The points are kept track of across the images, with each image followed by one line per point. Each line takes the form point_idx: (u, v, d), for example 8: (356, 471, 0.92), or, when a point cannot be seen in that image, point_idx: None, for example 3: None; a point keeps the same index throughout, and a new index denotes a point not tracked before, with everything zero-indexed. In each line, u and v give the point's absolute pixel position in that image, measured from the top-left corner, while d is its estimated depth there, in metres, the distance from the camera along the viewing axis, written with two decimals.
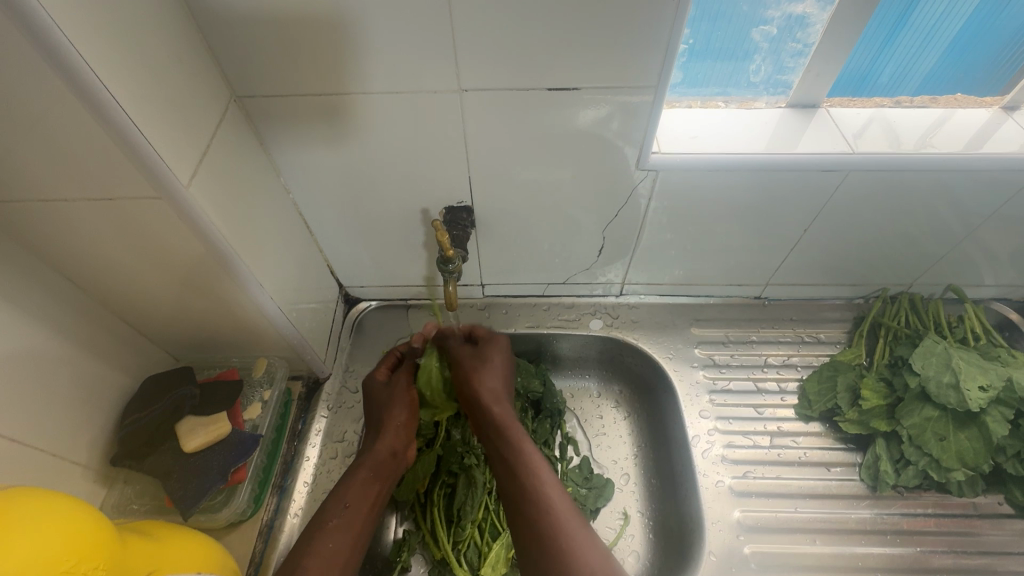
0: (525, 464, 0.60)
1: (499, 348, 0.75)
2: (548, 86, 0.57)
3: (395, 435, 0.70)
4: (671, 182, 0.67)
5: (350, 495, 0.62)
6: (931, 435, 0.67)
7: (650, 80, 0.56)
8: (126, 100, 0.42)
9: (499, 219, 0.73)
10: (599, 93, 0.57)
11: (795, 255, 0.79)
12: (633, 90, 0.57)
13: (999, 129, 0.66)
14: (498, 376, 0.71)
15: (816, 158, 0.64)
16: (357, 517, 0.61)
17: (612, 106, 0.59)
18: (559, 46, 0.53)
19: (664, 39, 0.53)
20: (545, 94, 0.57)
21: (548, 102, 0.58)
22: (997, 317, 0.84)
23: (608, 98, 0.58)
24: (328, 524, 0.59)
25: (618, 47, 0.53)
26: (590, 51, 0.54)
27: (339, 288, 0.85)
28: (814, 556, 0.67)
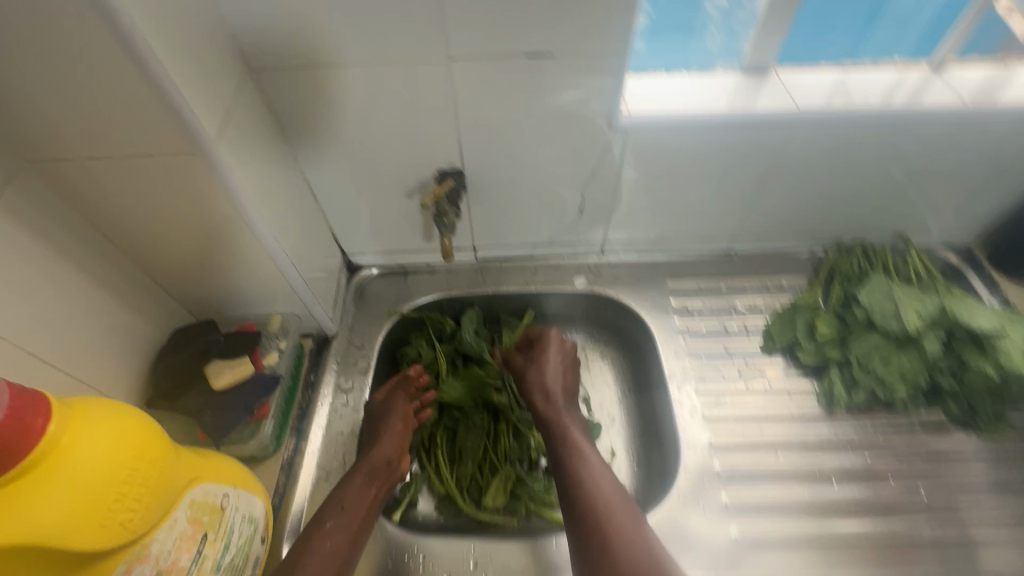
0: (605, 501, 0.63)
1: (553, 342, 0.84)
2: (528, 53, 0.63)
3: (391, 441, 0.73)
4: (637, 143, 0.74)
5: (347, 499, 0.66)
6: (878, 357, 0.74)
7: (616, 47, 0.63)
8: (167, 64, 0.48)
9: (488, 183, 0.80)
10: (574, 60, 0.64)
11: (755, 209, 0.87)
12: (603, 57, 0.64)
13: (928, 91, 0.75)
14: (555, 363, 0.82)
15: (766, 115, 0.72)
16: (354, 522, 0.65)
17: (587, 69, 0.65)
18: (536, 15, 0.59)
19: (629, 10, 0.59)
20: (525, 63, 0.64)
21: (528, 70, 0.65)
22: (942, 262, 0.94)
23: (581, 65, 0.64)
24: (325, 526, 0.63)
25: (589, 17, 0.60)
26: (563, 20, 0.60)
27: (342, 255, 0.92)
28: (777, 469, 0.75)
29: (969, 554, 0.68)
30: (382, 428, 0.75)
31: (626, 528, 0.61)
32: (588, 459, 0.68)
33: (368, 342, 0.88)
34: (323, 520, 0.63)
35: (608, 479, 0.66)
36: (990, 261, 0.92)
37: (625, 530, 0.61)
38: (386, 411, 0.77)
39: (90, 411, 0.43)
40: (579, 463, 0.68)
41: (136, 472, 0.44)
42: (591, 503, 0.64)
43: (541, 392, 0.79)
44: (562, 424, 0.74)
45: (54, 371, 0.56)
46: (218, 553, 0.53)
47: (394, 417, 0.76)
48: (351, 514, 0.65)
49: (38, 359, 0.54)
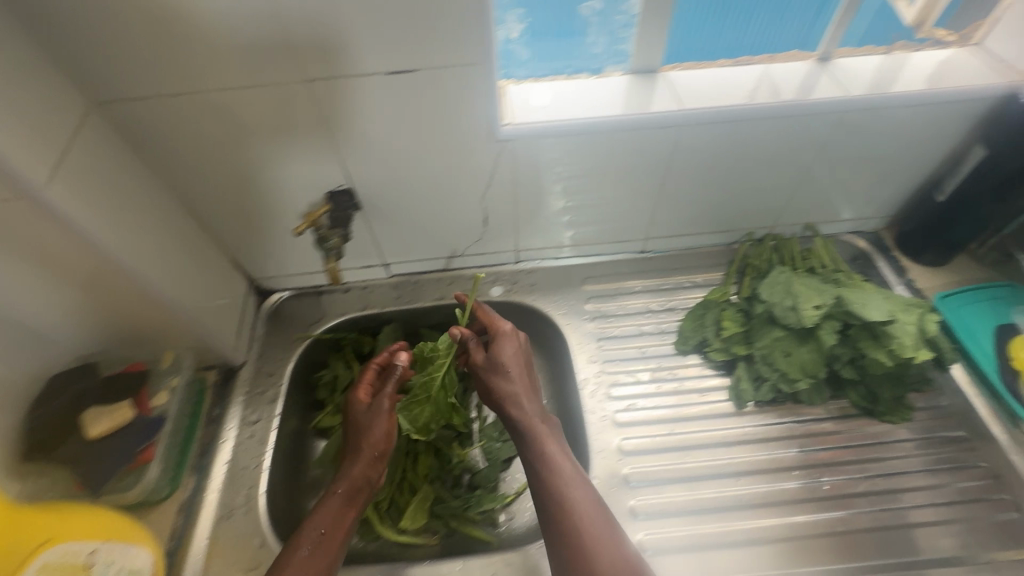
0: (590, 522, 0.60)
1: (511, 341, 0.74)
2: (388, 70, 0.62)
3: (372, 463, 0.71)
4: (523, 151, 0.74)
5: (324, 523, 0.65)
6: (779, 352, 0.75)
7: (477, 57, 0.61)
8: None
9: (381, 200, 0.78)
10: (436, 71, 0.62)
11: (661, 209, 0.87)
12: (469, 68, 0.62)
13: (811, 81, 0.75)
14: (518, 367, 0.72)
15: (650, 117, 0.72)
16: (331, 547, 0.64)
17: (452, 81, 0.63)
18: (389, 30, 0.58)
19: (480, 20, 0.58)
20: (388, 79, 0.62)
21: (393, 86, 0.63)
22: (850, 248, 0.95)
23: (445, 76, 0.63)
24: (297, 553, 0.62)
25: (441, 28, 0.58)
26: (415, 33, 0.58)
27: (249, 281, 0.90)
28: (688, 470, 0.74)
29: (878, 540, 0.69)
30: (364, 442, 0.72)
31: (610, 551, 0.59)
32: (566, 469, 0.64)
33: (278, 369, 0.86)
34: (299, 546, 0.63)
35: (586, 493, 0.63)
36: (897, 244, 0.94)
37: (609, 554, 0.58)
38: (370, 423, 0.74)
39: None
40: (553, 486, 0.63)
41: None
42: (574, 520, 0.60)
43: (512, 400, 0.70)
44: (540, 433, 0.67)
45: None
46: None
47: (375, 430, 0.73)
48: (326, 543, 0.64)
49: None
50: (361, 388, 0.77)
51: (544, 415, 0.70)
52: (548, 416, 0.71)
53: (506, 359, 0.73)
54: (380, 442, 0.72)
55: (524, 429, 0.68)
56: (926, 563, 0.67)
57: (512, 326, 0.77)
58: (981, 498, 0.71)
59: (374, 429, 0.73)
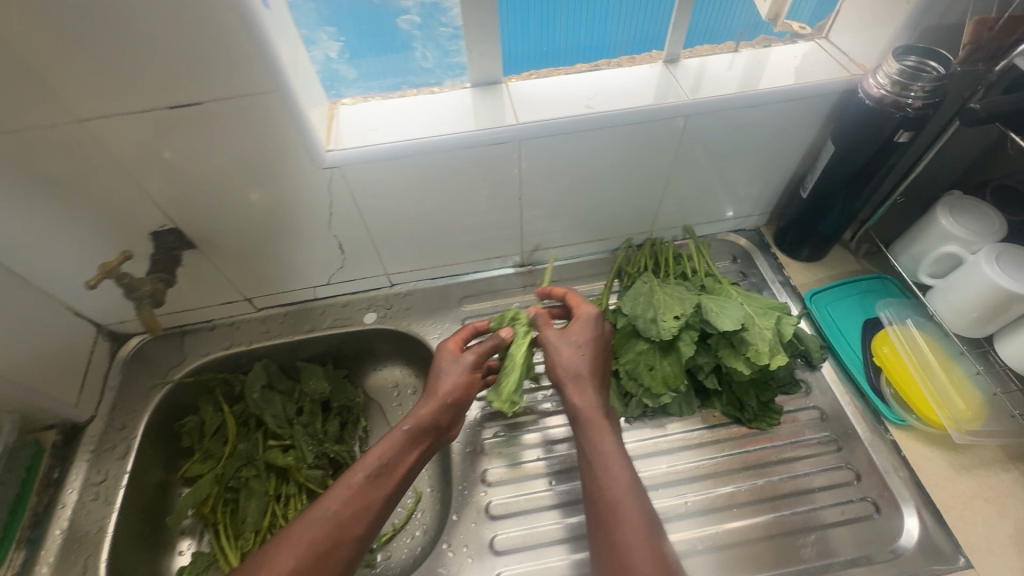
0: (618, 516, 0.57)
1: (584, 329, 0.68)
2: (170, 104, 0.56)
3: (446, 409, 0.68)
4: (357, 176, 0.69)
5: (358, 477, 0.62)
6: (643, 366, 0.73)
7: (267, 85, 0.57)
8: None
9: (216, 236, 0.73)
10: (225, 102, 0.57)
11: (530, 222, 0.84)
12: (261, 96, 0.57)
13: (655, 83, 0.73)
14: (575, 348, 0.67)
15: (487, 132, 0.68)
16: (348, 522, 0.60)
17: (248, 111, 0.59)
18: (151, 62, 0.53)
19: (255, 46, 0.53)
20: (170, 113, 0.57)
21: (180, 120, 0.58)
22: (731, 247, 0.94)
23: (238, 106, 0.58)
24: (310, 516, 0.59)
25: (215, 58, 0.53)
26: (186, 64, 0.53)
27: (99, 328, 0.83)
28: (551, 497, 0.70)
29: (748, 552, 0.66)
30: (432, 387, 0.69)
31: (633, 547, 0.54)
32: (604, 468, 0.60)
33: (131, 421, 0.80)
34: (332, 499, 0.61)
35: (634, 495, 0.58)
36: (775, 240, 0.93)
37: (630, 550, 0.54)
38: (448, 371, 0.69)
39: None
40: (596, 475, 0.60)
41: None
42: (606, 509, 0.58)
43: (575, 380, 0.65)
44: (592, 422, 0.63)
45: None
46: None
47: (454, 377, 0.69)
48: (344, 513, 0.60)
49: None
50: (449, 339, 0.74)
51: (600, 405, 0.65)
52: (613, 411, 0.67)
53: (579, 339, 0.68)
54: (455, 387, 0.68)
55: (574, 414, 0.64)
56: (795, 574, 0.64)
57: (585, 307, 0.71)
58: (850, 499, 0.68)
59: (441, 377, 0.69)
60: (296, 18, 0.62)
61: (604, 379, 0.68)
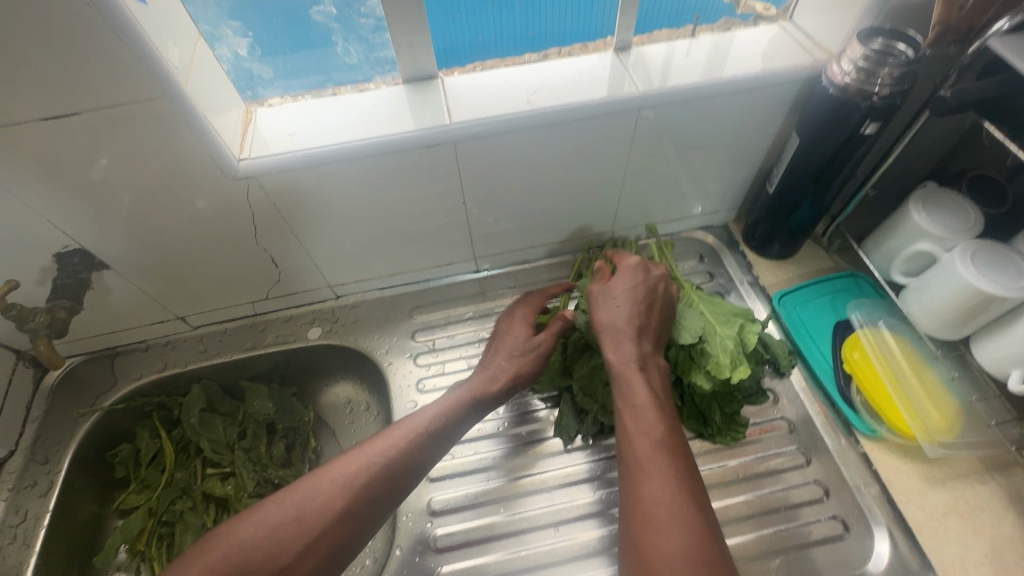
0: (645, 484, 0.50)
1: (622, 281, 0.64)
2: (45, 116, 0.50)
3: (492, 355, 0.68)
4: (278, 185, 0.63)
5: (360, 452, 0.58)
6: (597, 382, 0.68)
7: (154, 92, 0.51)
8: None
9: (129, 254, 0.67)
10: (108, 112, 0.51)
11: (481, 227, 0.79)
12: (150, 104, 0.52)
13: (603, 74, 0.67)
14: (623, 303, 0.62)
15: (418, 134, 0.62)
16: (337, 496, 0.55)
17: (137, 120, 0.53)
18: (10, 70, 0.47)
19: (130, 48, 0.47)
20: (45, 126, 0.51)
21: (58, 132, 0.52)
22: (699, 245, 0.89)
23: (124, 115, 0.52)
24: (310, 483, 0.56)
25: (86, 63, 0.47)
26: (55, 70, 0.47)
27: (19, 356, 0.76)
28: (503, 526, 0.66)
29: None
30: (498, 338, 0.70)
31: (657, 517, 0.48)
32: (634, 420, 0.54)
33: (55, 454, 0.74)
34: (336, 466, 0.57)
35: (661, 455, 0.51)
36: (744, 237, 0.87)
37: (653, 522, 0.47)
38: (506, 329, 0.70)
39: None
40: (626, 439, 0.54)
41: None
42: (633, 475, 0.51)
43: (612, 338, 0.60)
44: (626, 378, 0.57)
45: None
46: None
47: (514, 333, 0.69)
48: (340, 486, 0.55)
49: None
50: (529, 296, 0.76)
51: (643, 361, 0.58)
52: (655, 358, 0.60)
53: (617, 291, 0.63)
54: (514, 339, 0.68)
55: (614, 369, 0.58)
56: None
57: (635, 261, 0.66)
58: (817, 518, 0.64)
59: (511, 332, 0.69)
60: (193, 12, 0.56)
61: (657, 336, 0.62)
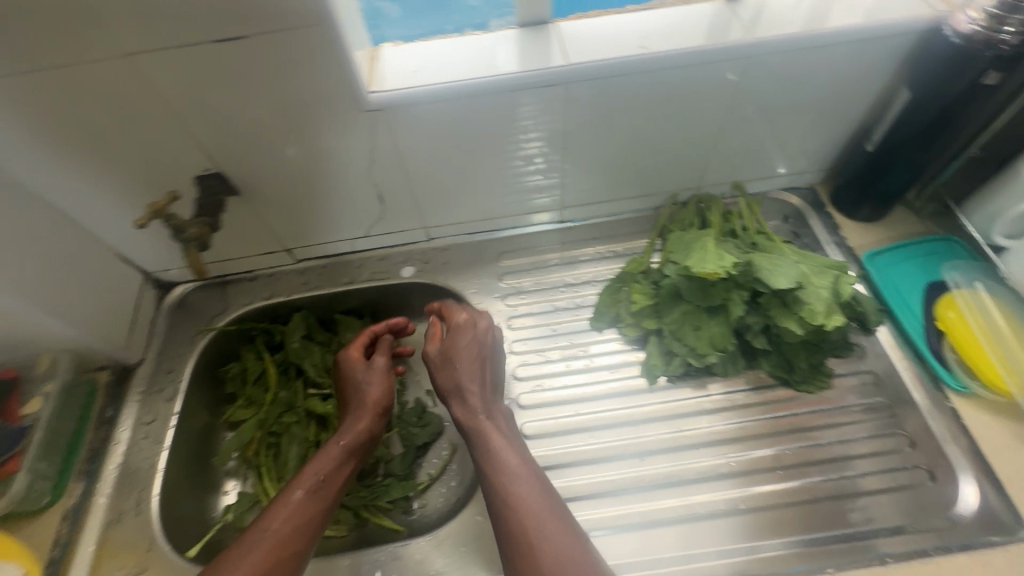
0: (537, 518, 0.57)
1: (466, 332, 0.71)
2: (214, 39, 0.55)
3: (359, 416, 0.72)
4: (401, 119, 0.67)
5: (309, 479, 0.65)
6: (688, 327, 0.71)
7: (313, 18, 0.55)
8: None
9: (257, 182, 0.73)
10: (269, 38, 0.56)
11: (573, 176, 0.82)
12: (306, 30, 0.56)
13: (716, 21, 0.68)
14: (467, 362, 0.70)
15: (536, 73, 0.65)
16: (298, 510, 0.62)
17: (293, 48, 0.57)
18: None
19: None
20: (216, 47, 0.56)
21: (224, 55, 0.57)
22: (783, 207, 0.89)
23: (282, 42, 0.57)
24: (280, 505, 0.62)
25: None
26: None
27: (144, 275, 0.85)
28: (589, 451, 0.70)
29: (796, 514, 0.64)
30: (359, 399, 0.74)
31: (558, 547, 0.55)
32: (517, 461, 0.62)
33: (177, 365, 0.82)
34: (295, 489, 0.64)
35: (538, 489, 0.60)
36: (832, 200, 0.87)
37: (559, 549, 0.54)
38: (368, 380, 0.75)
39: None
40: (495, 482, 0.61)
41: None
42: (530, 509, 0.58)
43: (460, 394, 0.68)
44: (485, 434, 0.65)
45: None
46: None
47: (375, 386, 0.75)
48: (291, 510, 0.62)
49: None
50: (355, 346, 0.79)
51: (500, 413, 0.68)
52: (499, 406, 0.69)
53: (460, 352, 0.70)
54: (376, 393, 0.74)
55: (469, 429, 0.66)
56: (844, 538, 0.62)
57: (466, 314, 0.74)
58: (904, 466, 0.66)
59: (368, 387, 0.74)
60: None
61: (498, 383, 0.71)
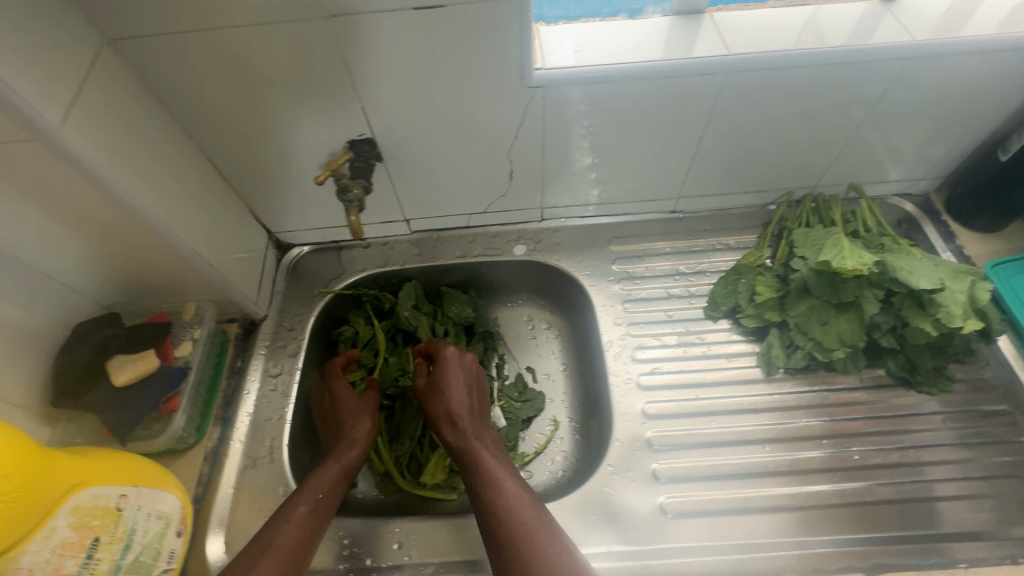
0: (532, 536, 0.59)
1: (454, 366, 0.76)
2: (414, 6, 0.57)
3: (359, 444, 0.73)
4: (558, 97, 0.68)
5: (322, 487, 0.66)
6: (815, 321, 0.72)
7: None
8: None
9: (403, 150, 0.75)
10: (465, 9, 0.57)
11: (698, 166, 0.83)
12: (501, 3, 0.57)
13: (876, 21, 0.68)
14: (456, 389, 0.74)
15: (698, 60, 0.66)
16: (316, 514, 0.63)
17: (483, 20, 0.59)
18: None
19: None
20: (414, 15, 0.58)
21: (418, 22, 0.58)
22: (896, 212, 0.90)
23: (476, 13, 0.58)
24: (294, 510, 0.62)
25: None
26: None
27: (268, 234, 0.88)
28: (711, 436, 0.72)
29: (922, 511, 0.66)
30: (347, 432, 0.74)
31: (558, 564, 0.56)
32: (508, 479, 0.65)
33: (298, 323, 0.85)
34: (298, 503, 0.63)
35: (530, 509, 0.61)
36: (947, 209, 0.88)
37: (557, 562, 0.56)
38: (354, 415, 0.76)
39: None
40: (490, 499, 0.63)
41: None
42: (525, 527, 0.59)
43: (450, 421, 0.72)
44: (472, 453, 0.68)
45: None
46: (116, 555, 0.52)
47: (362, 423, 0.75)
48: (303, 515, 0.62)
49: None
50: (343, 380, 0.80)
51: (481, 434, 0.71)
52: (488, 432, 0.73)
53: (449, 382, 0.75)
54: (365, 424, 0.75)
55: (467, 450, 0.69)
56: (966, 536, 0.64)
57: (455, 352, 0.78)
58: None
59: (358, 421, 0.75)
60: None
61: (482, 413, 0.76)
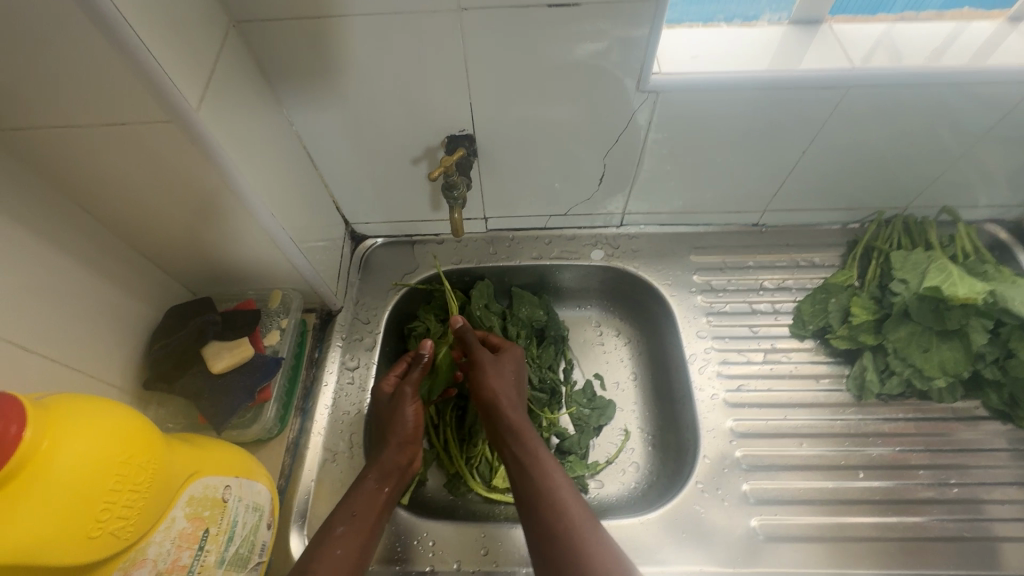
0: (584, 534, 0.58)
1: (512, 357, 0.73)
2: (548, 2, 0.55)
3: (400, 448, 0.67)
4: (670, 103, 0.66)
5: (357, 505, 0.62)
6: (916, 347, 0.70)
7: None
8: (144, 30, 0.42)
9: (499, 149, 0.73)
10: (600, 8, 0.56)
11: (793, 182, 0.80)
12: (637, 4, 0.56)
13: (1005, 40, 0.66)
14: (511, 379, 0.71)
15: (819, 73, 0.63)
16: (358, 532, 0.60)
17: (614, 20, 0.57)
18: None
19: None
20: (546, 12, 0.56)
21: (547, 19, 0.57)
22: (988, 238, 0.87)
23: (609, 13, 0.56)
24: (333, 533, 0.59)
25: None
26: None
27: (345, 225, 0.87)
28: (798, 457, 0.71)
29: (1016, 551, 0.65)
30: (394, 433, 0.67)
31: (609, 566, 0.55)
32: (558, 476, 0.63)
33: (373, 317, 0.84)
34: (334, 524, 0.60)
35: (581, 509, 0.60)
36: None
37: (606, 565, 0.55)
38: (394, 412, 0.69)
39: (55, 422, 0.37)
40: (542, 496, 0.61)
41: (117, 466, 0.40)
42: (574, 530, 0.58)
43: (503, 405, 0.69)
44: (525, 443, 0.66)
45: (56, 363, 0.53)
46: (222, 547, 0.51)
47: (404, 414, 0.68)
48: (347, 538, 0.59)
49: (34, 349, 0.51)
50: (387, 377, 0.74)
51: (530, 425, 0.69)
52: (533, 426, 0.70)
53: (506, 371, 0.71)
54: (408, 426, 0.68)
55: (518, 439, 0.66)
56: None
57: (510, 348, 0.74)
58: None
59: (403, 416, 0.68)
60: None
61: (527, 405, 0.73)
